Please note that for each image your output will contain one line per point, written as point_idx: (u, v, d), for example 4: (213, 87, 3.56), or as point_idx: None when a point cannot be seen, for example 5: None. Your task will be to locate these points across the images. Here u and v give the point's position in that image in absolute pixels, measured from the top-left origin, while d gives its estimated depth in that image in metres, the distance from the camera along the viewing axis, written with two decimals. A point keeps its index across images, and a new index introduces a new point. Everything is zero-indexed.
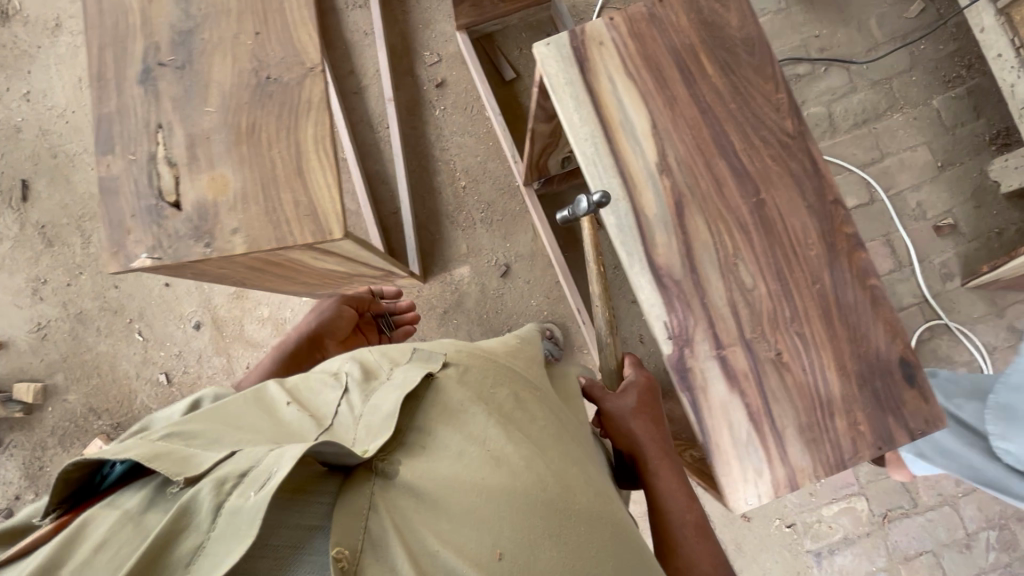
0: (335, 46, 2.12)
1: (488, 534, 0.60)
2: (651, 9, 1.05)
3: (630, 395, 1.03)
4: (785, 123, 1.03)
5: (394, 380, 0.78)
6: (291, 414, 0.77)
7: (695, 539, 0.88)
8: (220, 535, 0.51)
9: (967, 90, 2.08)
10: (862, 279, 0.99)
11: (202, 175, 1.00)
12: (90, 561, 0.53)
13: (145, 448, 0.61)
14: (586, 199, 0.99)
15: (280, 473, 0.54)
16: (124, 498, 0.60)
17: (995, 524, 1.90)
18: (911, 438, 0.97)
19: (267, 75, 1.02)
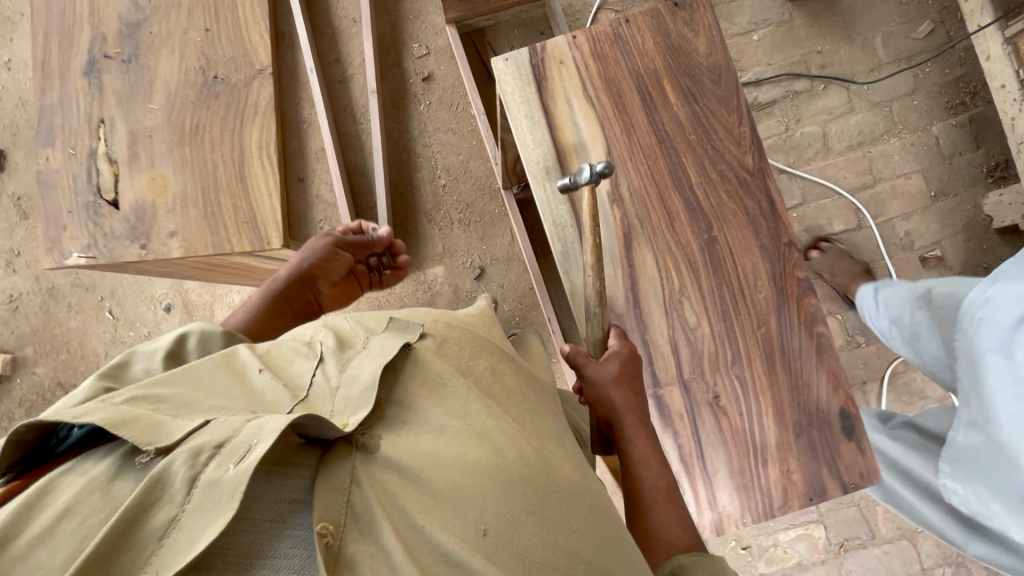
0: (322, 31, 2.07)
1: (472, 506, 0.57)
2: (617, 29, 1.02)
3: (614, 364, 0.88)
4: (744, 159, 0.99)
5: (371, 349, 0.74)
6: (264, 379, 0.71)
7: (666, 505, 0.80)
8: (195, 509, 0.48)
9: (969, 119, 2.00)
10: (810, 325, 0.96)
11: (142, 174, 1.11)
12: (51, 535, 0.47)
13: (104, 413, 0.55)
14: (586, 169, 0.86)
15: (258, 449, 0.50)
16: (87, 465, 0.54)
17: (952, 562, 1.86)
18: (843, 491, 0.94)
19: (214, 75, 1.15)
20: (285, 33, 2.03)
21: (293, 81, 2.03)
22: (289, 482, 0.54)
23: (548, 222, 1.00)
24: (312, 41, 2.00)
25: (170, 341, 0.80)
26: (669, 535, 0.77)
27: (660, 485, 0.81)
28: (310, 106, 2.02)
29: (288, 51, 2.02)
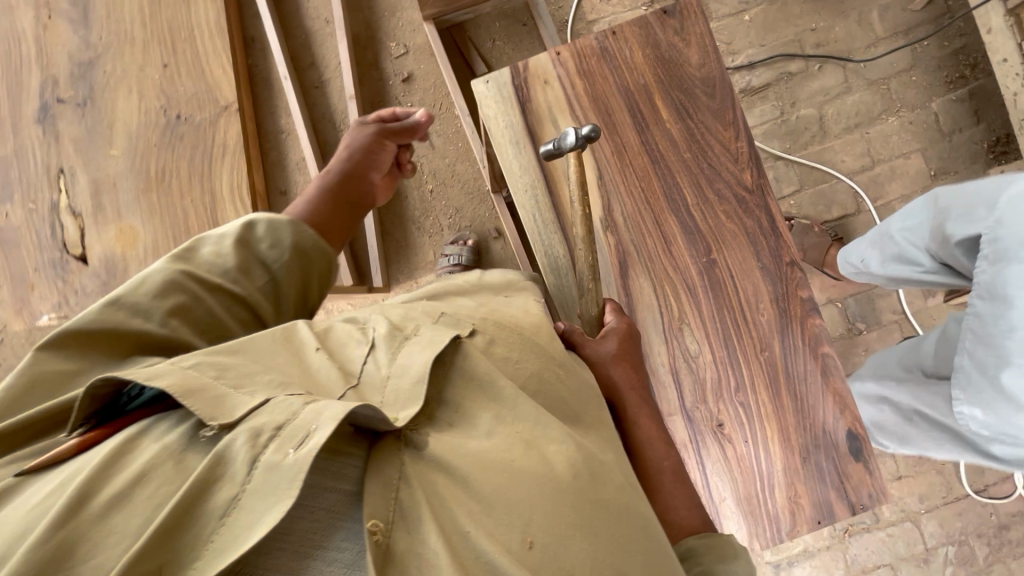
0: (294, 34, 1.97)
1: (528, 503, 0.53)
2: (603, 42, 0.95)
3: (612, 341, 0.84)
4: (742, 175, 0.94)
5: (420, 339, 0.65)
6: (321, 357, 0.62)
7: (673, 485, 0.74)
8: (257, 489, 0.44)
9: (968, 93, 1.93)
10: (814, 348, 0.93)
11: (110, 227, 1.11)
12: (127, 498, 0.44)
13: (168, 377, 0.51)
14: (572, 133, 0.84)
15: (321, 433, 0.46)
16: (160, 431, 0.49)
17: (954, 539, 1.79)
18: (852, 512, 0.92)
19: (177, 114, 1.16)
20: (254, 38, 1.94)
21: (267, 89, 1.94)
22: (327, 473, 0.49)
23: (539, 250, 0.96)
24: (284, 44, 1.91)
25: (236, 228, 0.73)
26: (678, 513, 0.72)
27: (663, 455, 0.76)
28: (287, 116, 1.93)
29: (259, 57, 1.93)
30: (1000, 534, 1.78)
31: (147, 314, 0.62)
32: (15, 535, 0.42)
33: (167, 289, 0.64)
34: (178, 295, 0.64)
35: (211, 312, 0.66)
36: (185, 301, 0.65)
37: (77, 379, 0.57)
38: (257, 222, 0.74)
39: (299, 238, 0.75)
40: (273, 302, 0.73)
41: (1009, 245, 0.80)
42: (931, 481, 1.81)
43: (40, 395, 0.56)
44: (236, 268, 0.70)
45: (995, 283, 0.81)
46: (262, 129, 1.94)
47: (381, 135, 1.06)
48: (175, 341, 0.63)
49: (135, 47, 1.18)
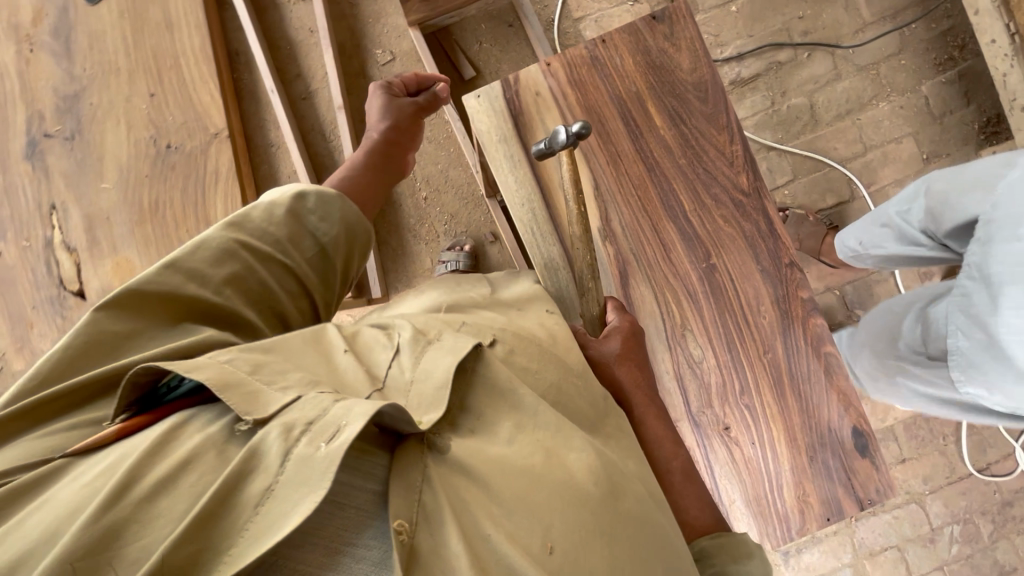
0: (278, 46, 1.95)
1: (549, 508, 0.55)
2: (593, 51, 0.95)
3: (615, 340, 0.82)
4: (738, 179, 0.94)
5: (444, 344, 0.66)
6: (349, 360, 0.63)
7: (682, 485, 0.75)
8: (291, 481, 0.45)
9: (958, 75, 1.92)
10: (817, 347, 0.94)
11: (107, 261, 1.13)
12: (172, 484, 0.45)
13: (208, 368, 0.52)
14: (563, 130, 0.84)
15: (350, 430, 0.47)
16: (202, 422, 0.50)
17: (960, 518, 1.75)
18: (860, 508, 0.93)
19: (167, 144, 1.17)
20: (238, 51, 1.92)
21: (254, 102, 1.93)
22: (356, 471, 0.50)
23: (539, 262, 0.95)
24: (269, 56, 1.88)
25: (287, 198, 0.72)
26: (691, 513, 0.73)
27: (671, 453, 0.76)
28: (275, 128, 1.92)
29: (244, 70, 1.91)
30: (1004, 510, 1.75)
31: (204, 281, 0.63)
32: (64, 515, 0.43)
33: (223, 258, 0.65)
34: (233, 263, 0.65)
35: (264, 282, 0.67)
36: (240, 270, 0.66)
37: (130, 344, 0.58)
38: (307, 192, 0.73)
39: (346, 213, 0.76)
40: (318, 273, 0.74)
41: (1006, 224, 0.78)
42: (934, 462, 1.77)
43: (88, 361, 0.56)
44: (286, 239, 0.71)
45: (993, 261, 0.80)
46: (251, 143, 1.92)
47: (410, 113, 1.12)
48: (230, 309, 0.64)
49: (120, 78, 1.20)
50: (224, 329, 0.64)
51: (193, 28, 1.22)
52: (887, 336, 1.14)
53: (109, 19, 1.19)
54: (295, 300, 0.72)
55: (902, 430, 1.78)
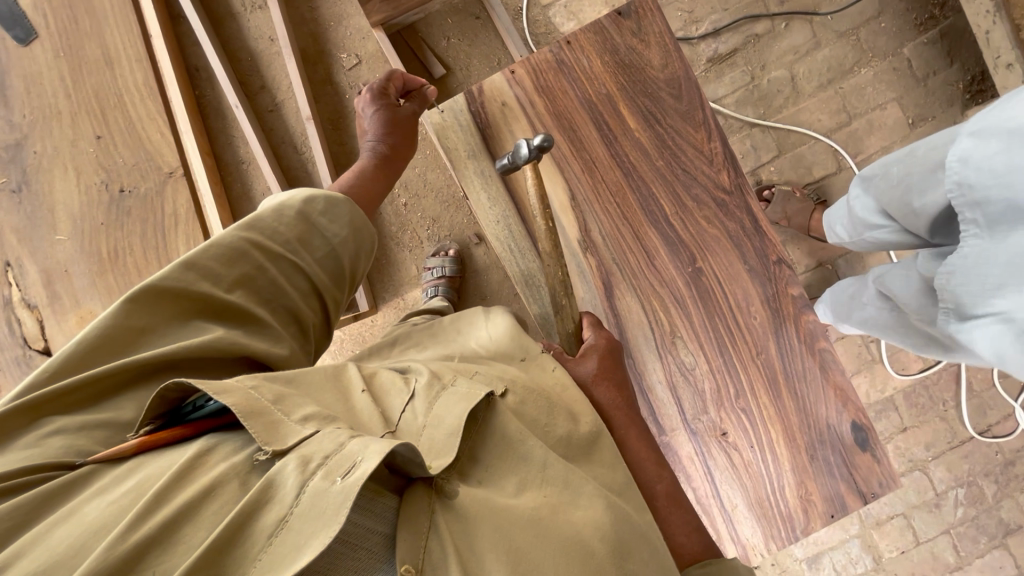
0: (238, 58, 1.85)
1: (551, 564, 0.53)
2: (559, 54, 0.92)
3: (591, 360, 0.81)
4: (719, 177, 0.91)
5: (457, 390, 0.65)
6: (365, 400, 0.63)
7: (667, 510, 0.73)
8: (305, 513, 0.44)
9: (940, 34, 1.78)
10: (810, 344, 0.92)
11: (69, 316, 1.14)
12: (195, 511, 0.45)
13: (237, 392, 0.52)
14: (524, 145, 0.82)
15: (366, 465, 0.46)
16: (228, 449, 0.51)
17: (964, 481, 1.71)
18: (863, 502, 0.91)
19: (120, 189, 1.19)
20: (198, 68, 1.79)
21: (220, 119, 1.80)
22: (369, 512, 0.49)
23: (518, 281, 0.92)
24: (229, 69, 1.78)
25: (297, 200, 0.74)
26: (679, 541, 0.70)
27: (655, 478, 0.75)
28: (245, 144, 1.79)
29: (206, 86, 1.79)
30: (1006, 470, 1.71)
31: (216, 280, 0.64)
32: (91, 531, 0.44)
33: (235, 259, 0.66)
34: (244, 264, 0.67)
35: (274, 283, 0.69)
36: (251, 271, 0.67)
37: (145, 340, 0.59)
38: (317, 196, 0.75)
39: (353, 216, 0.78)
40: (326, 273, 0.75)
41: (988, 207, 0.70)
42: (935, 428, 1.72)
43: (103, 354, 0.57)
44: (295, 240, 0.72)
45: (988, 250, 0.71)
46: (220, 162, 1.79)
47: (403, 119, 1.05)
48: (242, 311, 0.66)
49: (63, 122, 1.20)
50: (234, 327, 0.65)
51: (134, 63, 1.23)
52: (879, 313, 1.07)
53: (44, 59, 1.20)
54: (303, 299, 0.73)
55: (902, 398, 1.73)
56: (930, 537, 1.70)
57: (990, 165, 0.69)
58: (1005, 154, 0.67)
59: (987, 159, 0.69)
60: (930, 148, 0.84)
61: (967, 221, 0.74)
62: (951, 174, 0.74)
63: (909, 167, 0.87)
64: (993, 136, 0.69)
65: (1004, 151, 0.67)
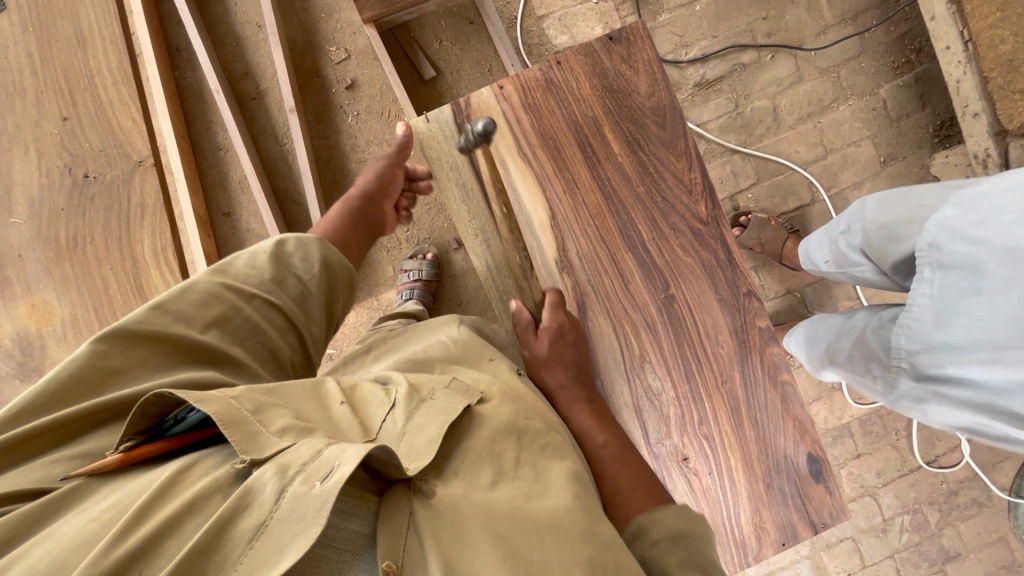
0: (222, 41, 1.79)
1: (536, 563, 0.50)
2: (548, 73, 0.93)
3: (544, 340, 0.84)
4: (696, 208, 0.93)
5: (436, 402, 0.64)
6: (345, 412, 0.61)
7: (614, 467, 0.71)
8: (284, 518, 0.43)
9: (914, 78, 1.85)
10: (773, 376, 0.94)
11: (20, 303, 1.11)
12: (176, 526, 0.43)
13: (216, 401, 0.51)
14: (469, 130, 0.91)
15: (344, 468, 0.45)
16: (211, 464, 0.49)
17: (910, 508, 1.77)
18: (814, 532, 0.93)
19: (85, 174, 1.15)
20: (179, 48, 1.72)
21: (198, 103, 1.73)
22: (354, 517, 0.48)
23: (494, 295, 0.94)
24: (213, 53, 1.72)
25: (268, 246, 0.74)
26: (624, 494, 0.68)
27: (600, 443, 0.74)
28: (225, 131, 1.72)
29: (186, 67, 1.72)
30: (950, 499, 1.77)
31: (189, 321, 0.63)
32: (72, 549, 0.42)
33: (209, 301, 0.65)
34: (218, 305, 0.66)
35: (250, 321, 0.67)
36: (225, 311, 0.66)
37: (119, 382, 0.57)
38: (286, 239, 0.75)
39: (326, 253, 0.76)
40: (306, 310, 0.74)
41: (951, 270, 0.74)
42: (887, 456, 1.78)
43: (76, 395, 0.55)
44: (269, 280, 0.71)
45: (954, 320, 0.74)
46: (196, 147, 1.73)
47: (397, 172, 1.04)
48: (219, 350, 0.64)
49: (27, 100, 1.16)
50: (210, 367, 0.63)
51: (108, 45, 1.18)
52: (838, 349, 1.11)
53: (12, 33, 1.15)
54: (282, 336, 0.71)
55: (858, 426, 1.78)
56: (875, 561, 1.76)
57: (966, 234, 0.72)
58: (980, 224, 0.71)
59: (970, 226, 0.72)
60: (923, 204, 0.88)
61: (924, 280, 0.78)
62: (925, 237, 0.78)
63: (895, 209, 0.91)
64: (973, 208, 0.72)
65: (980, 223, 0.71)
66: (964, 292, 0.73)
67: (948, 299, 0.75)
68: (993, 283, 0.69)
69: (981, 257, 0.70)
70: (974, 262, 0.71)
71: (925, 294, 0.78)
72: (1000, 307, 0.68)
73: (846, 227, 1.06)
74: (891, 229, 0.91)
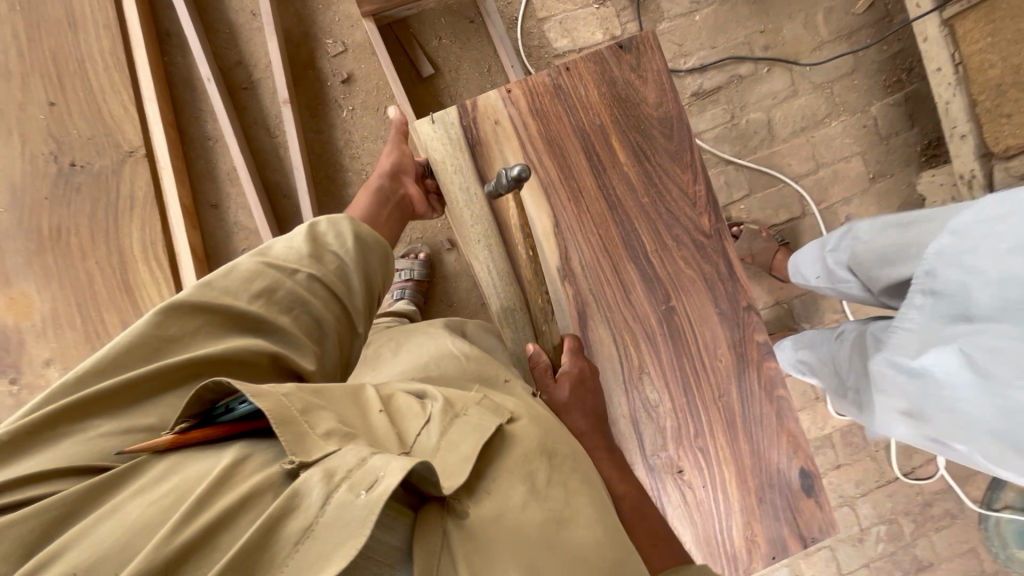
0: (215, 28, 1.74)
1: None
2: (557, 79, 0.92)
3: (565, 386, 0.82)
4: (700, 220, 0.93)
5: (470, 420, 0.62)
6: (384, 421, 0.58)
7: (634, 521, 0.73)
8: (329, 525, 0.43)
9: (904, 97, 1.88)
10: (770, 391, 0.94)
11: None
12: (231, 520, 0.43)
13: (270, 397, 0.50)
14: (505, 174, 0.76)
15: (388, 482, 0.44)
16: (264, 459, 0.49)
17: (886, 518, 1.81)
18: (803, 545, 0.94)
19: (70, 162, 1.24)
20: (170, 33, 1.67)
21: (188, 90, 1.68)
22: (392, 531, 0.46)
23: (495, 302, 0.92)
24: (205, 40, 1.67)
25: (302, 229, 0.72)
26: (645, 548, 0.70)
27: (619, 496, 0.75)
28: (215, 120, 1.68)
29: (176, 53, 1.66)
30: (924, 511, 1.81)
31: (236, 296, 0.63)
32: (135, 531, 0.43)
33: (255, 277, 0.64)
34: (264, 279, 0.65)
35: (293, 295, 0.65)
36: (268, 285, 0.64)
37: (177, 352, 0.58)
38: (321, 220, 0.74)
39: (357, 228, 0.75)
40: (348, 285, 0.71)
41: (943, 297, 0.75)
42: (865, 467, 1.81)
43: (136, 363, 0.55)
44: (309, 256, 0.69)
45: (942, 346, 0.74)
46: (184, 135, 1.67)
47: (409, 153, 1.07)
48: (267, 323, 0.63)
49: None
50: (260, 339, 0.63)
51: None
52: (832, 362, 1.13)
53: None
54: (329, 309, 0.68)
55: (839, 437, 1.81)
56: (851, 569, 1.79)
57: (961, 262, 0.73)
58: (971, 254, 0.71)
59: (962, 255, 0.73)
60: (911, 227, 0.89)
61: (915, 305, 0.79)
62: (924, 264, 0.78)
63: (891, 231, 0.92)
64: (969, 236, 0.72)
65: (975, 252, 0.71)
66: (954, 318, 0.74)
67: (937, 324, 0.76)
68: (983, 312, 0.70)
69: (968, 285, 0.72)
70: (965, 290, 0.72)
71: (914, 319, 0.79)
72: (988, 335, 0.69)
73: (835, 244, 1.08)
74: (885, 248, 0.93)
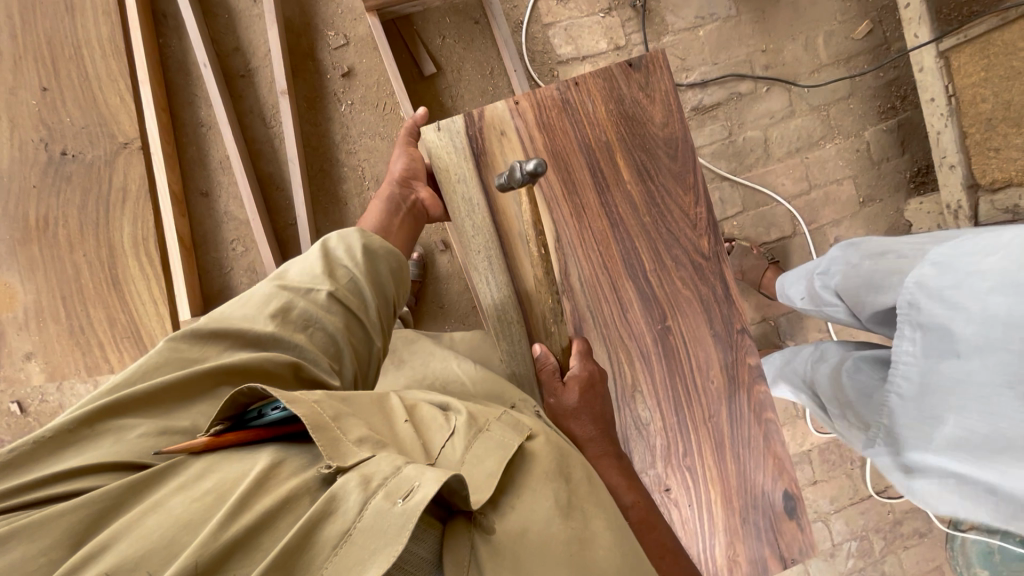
0: (213, 12, 1.70)
1: None
2: (565, 93, 0.92)
3: (574, 391, 0.83)
4: (699, 242, 0.93)
5: (493, 435, 0.64)
6: (409, 430, 0.62)
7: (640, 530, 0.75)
8: (365, 531, 0.45)
9: (897, 124, 1.92)
10: (758, 414, 0.95)
11: None
12: (271, 521, 0.47)
13: (303, 404, 0.54)
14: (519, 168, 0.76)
15: (426, 488, 0.47)
16: (297, 464, 0.53)
17: (858, 534, 1.84)
18: (783, 566, 0.95)
19: (62, 151, 1.22)
20: (166, 14, 1.62)
21: (183, 74, 1.64)
22: (422, 541, 0.49)
23: (491, 314, 0.92)
24: (203, 24, 1.63)
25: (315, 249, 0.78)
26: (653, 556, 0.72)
27: (628, 504, 0.76)
28: (209, 106, 1.64)
29: (172, 36, 1.62)
30: (894, 529, 1.86)
31: (255, 317, 0.68)
32: (179, 527, 0.46)
33: (270, 300, 0.70)
34: (279, 300, 0.71)
35: (307, 313, 0.70)
36: (284, 305, 0.70)
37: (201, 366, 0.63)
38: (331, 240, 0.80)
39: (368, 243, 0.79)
40: (363, 299, 0.75)
41: (931, 332, 0.75)
42: (841, 484, 1.84)
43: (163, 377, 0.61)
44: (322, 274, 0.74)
45: (938, 378, 0.75)
46: (176, 120, 1.63)
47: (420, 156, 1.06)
48: (284, 338, 0.68)
49: None
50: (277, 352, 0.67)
51: None
52: (812, 382, 1.14)
53: None
54: (343, 324, 0.72)
55: (817, 453, 1.84)
56: None
57: (945, 297, 0.73)
58: (955, 288, 0.72)
59: (946, 290, 0.73)
60: (901, 255, 0.90)
61: (905, 338, 0.80)
62: (906, 293, 0.80)
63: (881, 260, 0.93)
64: (951, 269, 0.73)
65: (958, 287, 0.72)
66: (944, 353, 0.74)
67: (930, 358, 0.76)
68: (968, 347, 0.70)
69: (951, 320, 0.72)
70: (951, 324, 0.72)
71: (908, 352, 0.79)
72: (975, 371, 0.69)
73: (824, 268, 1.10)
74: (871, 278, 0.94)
